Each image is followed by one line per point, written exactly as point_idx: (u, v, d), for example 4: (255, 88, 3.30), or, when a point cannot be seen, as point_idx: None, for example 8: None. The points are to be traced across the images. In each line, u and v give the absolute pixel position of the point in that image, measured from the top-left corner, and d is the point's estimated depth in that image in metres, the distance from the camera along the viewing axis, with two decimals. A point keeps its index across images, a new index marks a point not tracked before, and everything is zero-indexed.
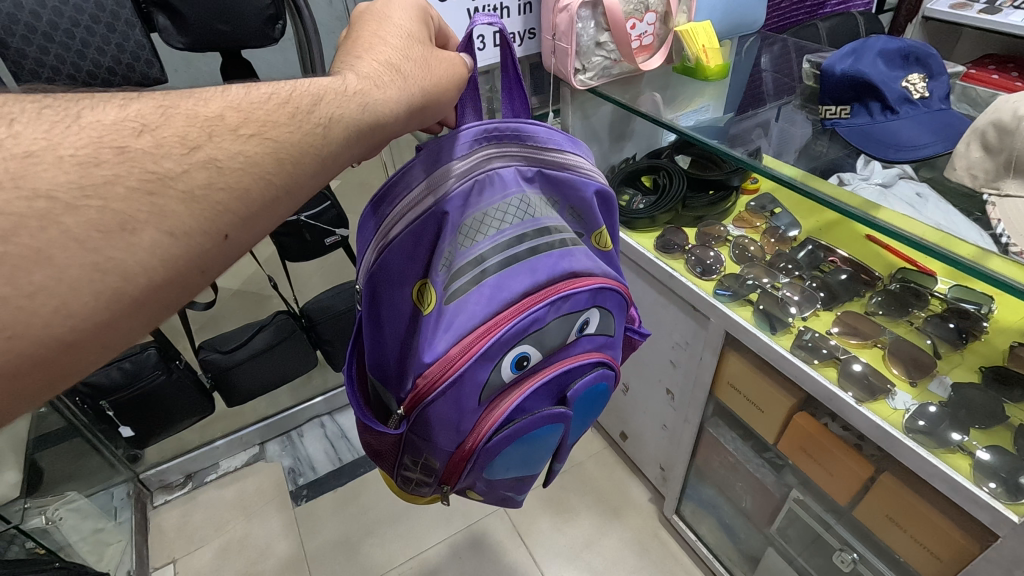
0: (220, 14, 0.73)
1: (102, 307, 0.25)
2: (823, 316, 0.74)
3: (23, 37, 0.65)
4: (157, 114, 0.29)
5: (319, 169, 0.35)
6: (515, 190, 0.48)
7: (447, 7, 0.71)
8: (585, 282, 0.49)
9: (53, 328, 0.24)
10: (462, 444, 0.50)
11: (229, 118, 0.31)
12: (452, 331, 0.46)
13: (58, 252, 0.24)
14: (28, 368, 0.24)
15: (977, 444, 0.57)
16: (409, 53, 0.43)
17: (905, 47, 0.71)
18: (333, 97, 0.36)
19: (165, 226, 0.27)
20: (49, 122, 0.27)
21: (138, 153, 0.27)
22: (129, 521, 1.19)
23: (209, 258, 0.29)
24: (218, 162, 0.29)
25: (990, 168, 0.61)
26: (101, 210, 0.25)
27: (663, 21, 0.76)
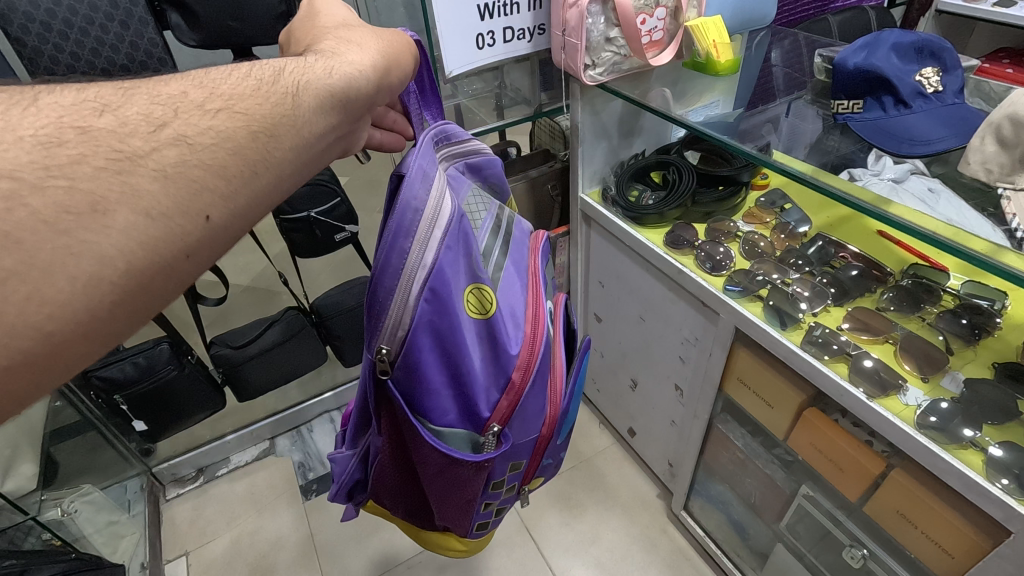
0: (232, 10, 0.75)
1: (81, 295, 0.25)
2: (834, 312, 0.74)
3: (39, 35, 0.70)
4: (117, 96, 0.30)
5: (301, 138, 0.35)
6: (466, 186, 0.52)
7: (456, 3, 0.70)
8: (541, 235, 0.63)
9: (31, 316, 0.24)
10: (544, 422, 0.59)
11: (192, 95, 0.32)
12: (514, 317, 0.53)
13: (28, 237, 0.24)
14: (18, 361, 0.24)
15: (990, 440, 0.57)
16: (356, 28, 0.44)
17: (918, 41, 0.70)
18: (297, 68, 0.37)
19: (140, 207, 0.27)
20: (5, 103, 0.27)
21: (100, 132, 0.28)
22: (142, 514, 1.20)
23: (193, 240, 0.29)
24: (188, 138, 0.30)
25: (1005, 162, 0.59)
26: (68, 190, 0.25)
27: (673, 16, 0.76)
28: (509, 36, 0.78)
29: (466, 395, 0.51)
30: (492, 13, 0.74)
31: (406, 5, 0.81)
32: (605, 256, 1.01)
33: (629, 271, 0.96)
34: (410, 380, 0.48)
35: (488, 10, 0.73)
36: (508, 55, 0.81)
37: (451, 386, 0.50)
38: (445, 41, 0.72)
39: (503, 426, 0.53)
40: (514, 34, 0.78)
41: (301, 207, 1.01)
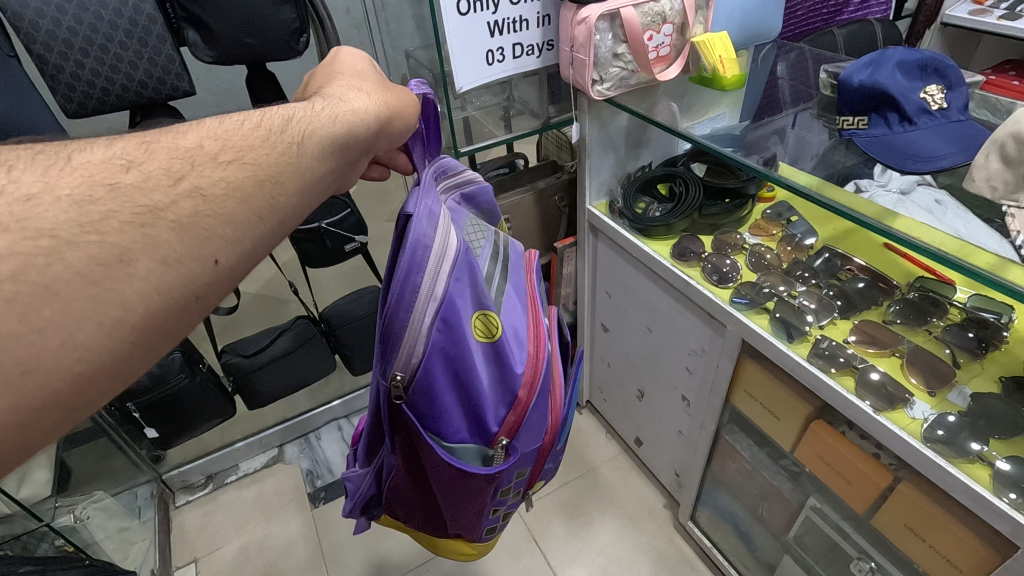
0: (247, 27, 0.78)
1: (105, 337, 0.27)
2: (840, 325, 0.74)
3: (60, 52, 0.73)
4: (141, 151, 0.31)
5: (303, 188, 0.36)
6: (467, 218, 0.55)
7: (467, 20, 0.72)
8: (536, 255, 0.66)
9: (63, 361, 0.25)
10: (548, 432, 0.61)
11: (207, 147, 0.33)
12: (518, 340, 0.55)
13: (63, 288, 0.25)
14: (52, 401, 0.26)
15: (998, 454, 0.57)
16: (368, 77, 0.45)
17: (922, 58, 0.70)
18: (304, 116, 0.38)
19: (158, 254, 0.28)
20: (43, 165, 0.28)
21: (128, 188, 0.29)
22: (152, 520, 1.21)
23: (204, 283, 0.30)
24: (202, 190, 0.31)
25: (1010, 179, 0.58)
26: (99, 243, 0.27)
27: (680, 32, 0.77)
28: (520, 53, 0.79)
29: (477, 413, 0.53)
30: (502, 30, 0.75)
31: (416, 21, 0.83)
32: (613, 267, 1.01)
33: (635, 282, 0.97)
34: (426, 402, 0.51)
35: (499, 26, 0.75)
36: (518, 70, 0.82)
37: (463, 406, 0.53)
38: (455, 59, 0.74)
39: (511, 440, 0.56)
40: (524, 50, 0.79)
41: (312, 218, 1.02)
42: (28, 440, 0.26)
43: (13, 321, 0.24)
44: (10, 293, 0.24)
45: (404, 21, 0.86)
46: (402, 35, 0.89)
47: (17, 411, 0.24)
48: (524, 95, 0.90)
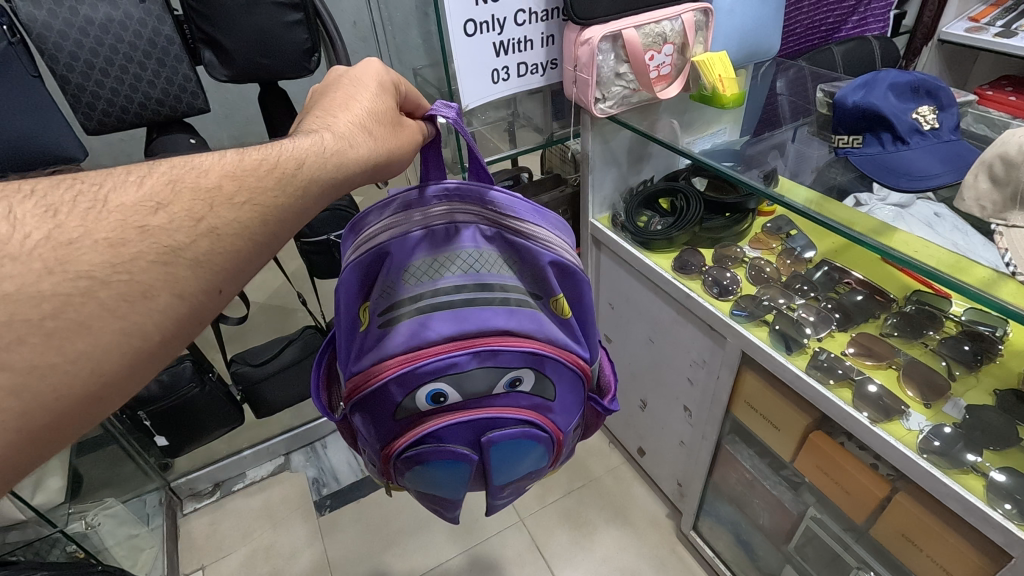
0: (261, 48, 0.80)
1: (128, 364, 0.31)
2: (838, 337, 0.76)
3: (82, 72, 0.75)
4: (168, 191, 0.34)
5: (297, 224, 0.40)
6: (469, 246, 0.48)
7: (474, 41, 0.74)
8: (518, 341, 0.48)
9: (90, 384, 0.29)
10: (381, 450, 0.52)
11: (225, 187, 0.36)
12: (377, 352, 0.48)
13: (95, 322, 0.29)
14: (75, 418, 0.30)
15: (991, 465, 0.58)
16: (384, 112, 0.45)
17: (914, 80, 0.73)
18: (314, 160, 0.40)
19: (175, 289, 0.32)
20: (85, 207, 0.31)
21: (156, 230, 0.32)
22: (161, 527, 1.23)
23: (206, 310, 0.34)
24: (218, 231, 0.34)
25: (997, 200, 0.60)
26: (128, 282, 0.30)
27: (680, 52, 0.79)
28: (524, 71, 0.81)
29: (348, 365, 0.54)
30: (507, 50, 0.78)
31: (423, 40, 0.85)
32: (615, 278, 1.03)
33: (638, 294, 0.99)
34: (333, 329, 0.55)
35: (504, 46, 0.77)
36: (521, 88, 0.84)
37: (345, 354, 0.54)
38: (461, 78, 0.76)
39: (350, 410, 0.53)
40: (529, 69, 0.82)
41: (321, 231, 1.05)
42: (62, 441, 0.30)
43: (51, 354, 0.28)
44: (51, 328, 0.28)
45: (412, 39, 0.89)
46: (411, 53, 0.92)
47: (47, 428, 0.29)
48: (528, 111, 0.92)
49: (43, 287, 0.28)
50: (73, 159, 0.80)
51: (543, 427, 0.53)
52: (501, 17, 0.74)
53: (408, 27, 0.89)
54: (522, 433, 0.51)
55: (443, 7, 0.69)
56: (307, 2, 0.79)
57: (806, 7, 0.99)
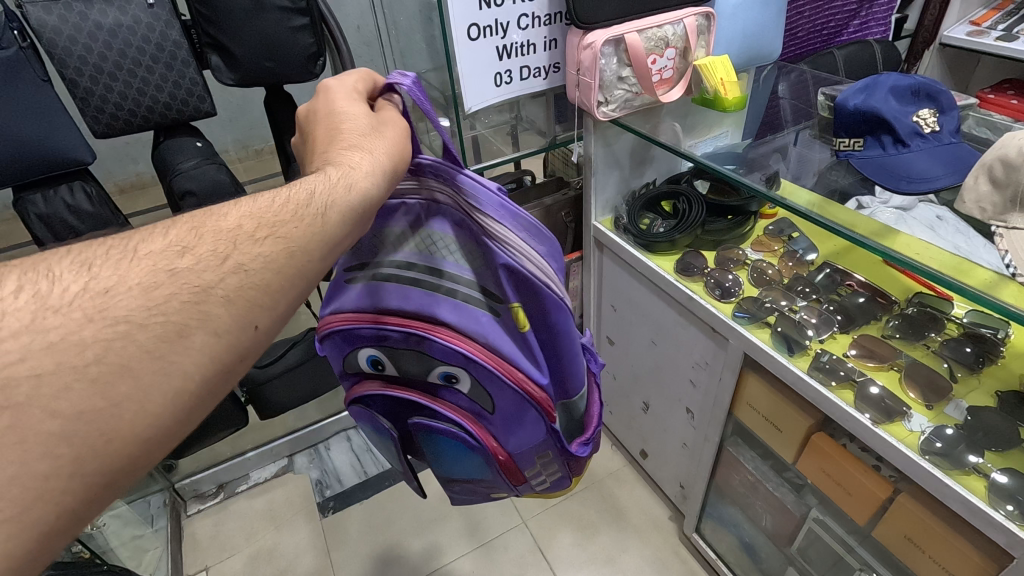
0: (267, 52, 0.81)
1: (170, 404, 0.31)
2: (840, 339, 0.76)
3: (91, 77, 0.76)
4: (191, 236, 0.35)
5: (331, 253, 0.40)
6: (435, 228, 0.49)
7: (478, 45, 0.75)
8: (451, 337, 0.49)
9: (138, 428, 0.30)
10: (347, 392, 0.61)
11: (246, 227, 0.37)
12: (335, 300, 0.53)
13: (137, 365, 0.30)
14: (125, 463, 0.30)
15: (993, 466, 0.58)
16: (363, 127, 0.45)
17: (915, 83, 0.73)
18: (324, 189, 0.40)
19: (211, 327, 0.33)
20: (115, 259, 0.33)
21: (184, 271, 0.33)
22: (165, 528, 1.24)
23: (246, 347, 0.35)
24: (245, 266, 0.35)
25: (997, 202, 0.60)
26: (164, 323, 0.31)
27: (683, 56, 0.80)
28: (526, 74, 0.82)
29: None
30: (510, 53, 0.78)
31: (427, 43, 0.86)
32: (618, 281, 1.04)
33: (641, 296, 0.99)
34: None
35: (507, 50, 0.78)
36: (524, 91, 0.85)
37: None
38: (465, 81, 0.77)
39: None
40: (531, 72, 0.82)
41: None
42: (115, 489, 0.30)
43: (97, 399, 0.28)
44: (95, 374, 0.29)
45: (416, 43, 0.90)
46: (414, 57, 0.93)
47: (98, 474, 0.29)
48: (531, 114, 0.93)
49: (85, 334, 0.29)
50: (82, 161, 0.81)
51: (476, 436, 0.55)
52: (505, 21, 0.75)
53: (412, 32, 0.90)
54: (449, 432, 0.55)
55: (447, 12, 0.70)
56: (312, 7, 0.80)
57: (808, 11, 0.99)
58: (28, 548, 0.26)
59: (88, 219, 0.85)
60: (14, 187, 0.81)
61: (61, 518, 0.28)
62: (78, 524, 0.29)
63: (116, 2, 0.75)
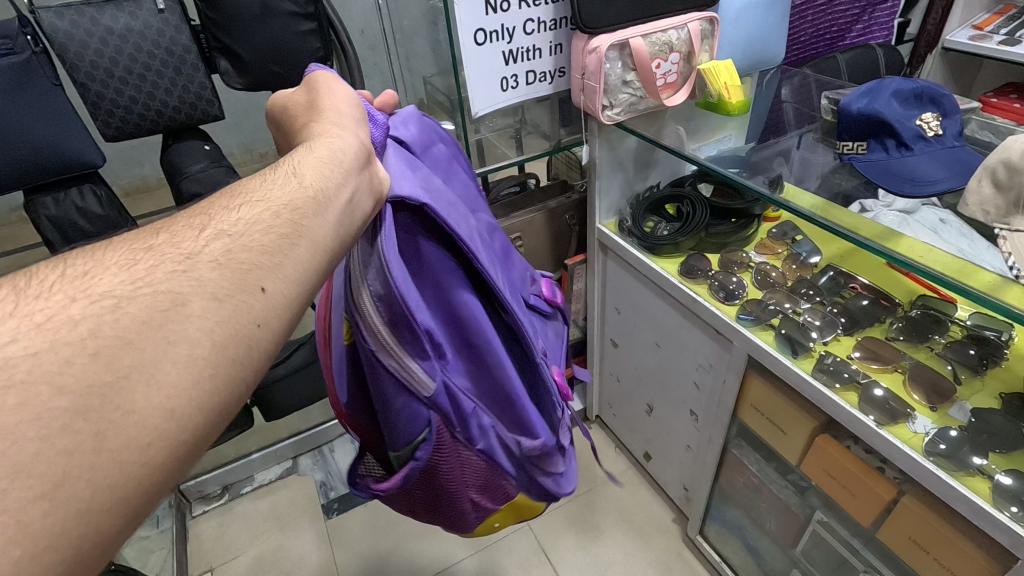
0: (275, 56, 0.82)
1: (185, 374, 0.28)
2: (844, 341, 0.76)
3: (102, 81, 0.77)
4: (165, 221, 0.36)
5: (324, 204, 0.38)
6: None
7: (484, 49, 0.76)
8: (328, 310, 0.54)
9: (157, 401, 0.26)
10: None
11: (220, 203, 0.37)
12: None
13: (137, 337, 0.27)
14: (159, 437, 0.26)
15: (998, 468, 0.59)
16: (307, 111, 0.46)
17: (918, 87, 0.74)
18: (289, 158, 0.41)
19: (208, 292, 0.30)
20: (92, 249, 0.33)
21: (160, 245, 0.33)
22: (170, 529, 1.24)
23: (261, 311, 0.32)
24: (226, 231, 0.34)
25: (1001, 205, 0.61)
26: (153, 293, 0.29)
27: (687, 60, 0.80)
28: (532, 78, 0.83)
29: None
30: (517, 58, 0.79)
31: (433, 47, 0.87)
32: (622, 284, 1.04)
33: (644, 298, 1.00)
34: None
35: (513, 54, 0.79)
36: (529, 96, 0.85)
37: None
38: (471, 84, 0.77)
39: None
40: (538, 76, 0.83)
41: None
42: (162, 470, 0.26)
43: (103, 372, 0.26)
44: (94, 349, 0.26)
45: (422, 48, 0.90)
46: (420, 61, 0.94)
47: (127, 449, 0.25)
48: (537, 118, 0.93)
49: (73, 313, 0.27)
50: (92, 164, 0.82)
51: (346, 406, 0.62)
52: (511, 26, 0.76)
53: (416, 37, 0.91)
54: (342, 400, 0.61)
55: (455, 17, 0.71)
56: (319, 12, 0.81)
57: (811, 15, 1.00)
58: (63, 527, 0.23)
59: (97, 221, 0.86)
60: (24, 189, 0.81)
61: (98, 501, 0.24)
62: (123, 510, 0.25)
63: (127, 7, 0.76)
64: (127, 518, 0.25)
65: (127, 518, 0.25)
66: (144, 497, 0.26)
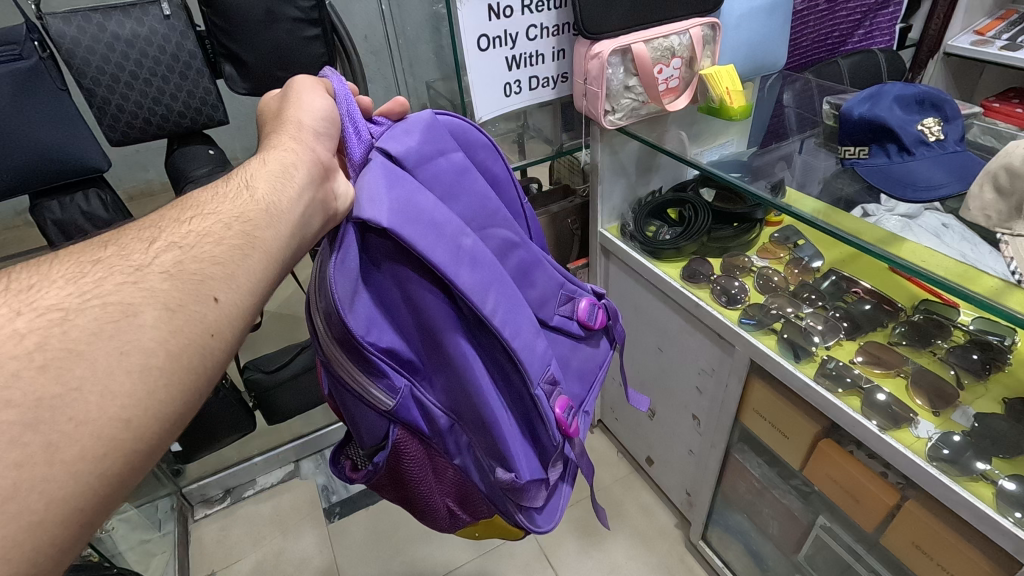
0: (278, 62, 0.82)
1: (138, 383, 0.30)
2: (847, 345, 0.77)
3: (109, 86, 0.78)
4: (113, 233, 0.39)
5: (275, 216, 0.42)
6: None
7: (487, 56, 0.76)
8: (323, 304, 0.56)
9: (109, 409, 0.29)
10: None
11: (171, 215, 0.41)
12: None
13: (87, 348, 0.30)
14: (113, 446, 0.29)
15: (1001, 473, 0.58)
16: (274, 117, 0.49)
17: (919, 93, 0.74)
18: (245, 173, 0.45)
19: (160, 303, 0.33)
20: (37, 262, 0.35)
21: (108, 257, 0.36)
22: (173, 533, 1.25)
23: (213, 321, 0.35)
24: (177, 243, 0.37)
25: (1003, 210, 0.61)
26: (103, 306, 0.32)
27: (689, 65, 0.81)
28: (535, 84, 0.83)
29: None
30: (520, 64, 0.80)
31: (437, 53, 0.87)
32: (624, 288, 1.05)
33: (647, 303, 0.99)
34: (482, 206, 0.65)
35: (517, 60, 0.79)
36: (532, 102, 0.86)
37: None
38: (474, 89, 0.78)
39: None
40: (540, 82, 0.84)
41: None
42: (115, 479, 0.29)
43: (53, 384, 0.28)
44: (42, 361, 0.29)
45: (425, 54, 0.91)
46: (423, 67, 0.94)
47: (82, 460, 0.28)
48: (539, 123, 0.94)
49: (17, 327, 0.30)
50: (98, 168, 0.82)
51: None
52: (514, 32, 0.76)
53: (420, 42, 0.91)
54: None
55: (458, 24, 0.71)
56: (323, 18, 0.82)
57: (813, 20, 1.00)
58: (16, 540, 0.25)
59: (104, 226, 0.87)
60: (30, 193, 0.82)
61: (52, 512, 0.27)
62: (78, 518, 0.28)
63: (133, 13, 0.77)
64: (79, 525, 0.28)
65: (81, 526, 0.28)
66: (96, 503, 0.28)
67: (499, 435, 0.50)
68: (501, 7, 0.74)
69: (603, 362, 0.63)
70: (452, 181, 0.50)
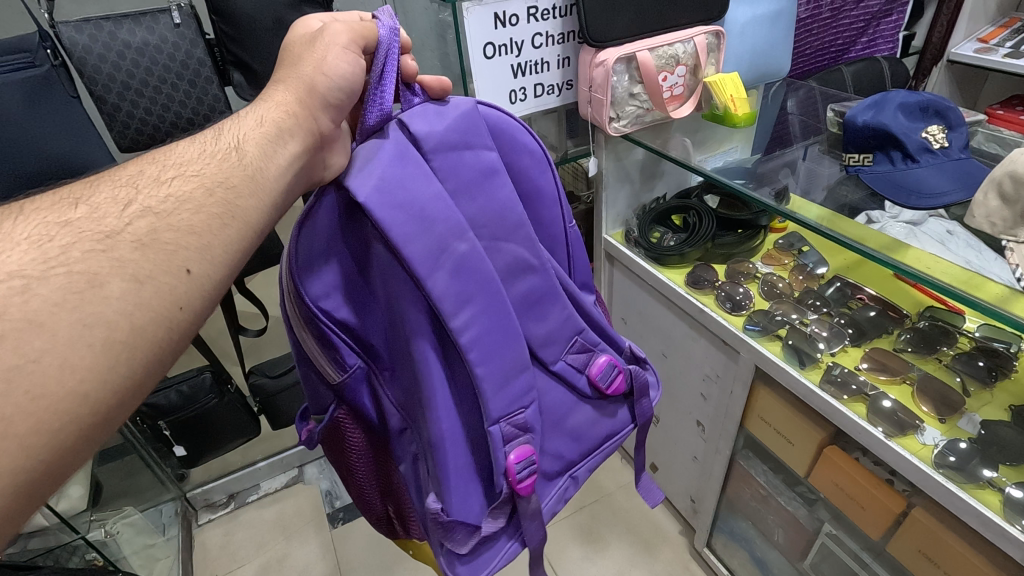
0: None
1: (99, 357, 0.31)
2: (852, 352, 0.77)
3: (119, 93, 0.79)
4: (85, 190, 0.38)
5: (259, 183, 0.42)
6: None
7: (493, 64, 0.77)
8: None
9: (67, 382, 0.30)
10: None
11: (148, 172, 0.40)
12: None
13: (48, 320, 0.30)
14: (68, 421, 0.30)
15: (1008, 480, 0.58)
16: (284, 61, 0.48)
17: (924, 100, 0.74)
18: (236, 128, 0.44)
19: (128, 275, 0.33)
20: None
21: (78, 221, 0.35)
22: (176, 538, 1.24)
23: (184, 294, 0.36)
24: (153, 209, 0.37)
25: (1008, 216, 0.59)
26: (67, 275, 0.32)
27: (692, 73, 0.82)
28: (541, 92, 0.84)
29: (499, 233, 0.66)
30: (525, 71, 0.80)
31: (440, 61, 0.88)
32: (627, 292, 1.05)
33: (652, 309, 1.00)
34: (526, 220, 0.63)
35: (522, 68, 0.80)
36: (538, 108, 0.86)
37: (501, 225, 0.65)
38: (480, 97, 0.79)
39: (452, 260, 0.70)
40: (546, 89, 0.84)
41: None
42: (67, 452, 0.30)
43: (11, 355, 0.29)
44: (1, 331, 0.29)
45: (429, 62, 0.91)
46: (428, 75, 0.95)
47: (34, 434, 0.29)
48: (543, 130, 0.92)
49: None
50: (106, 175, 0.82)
51: None
52: (520, 40, 0.77)
53: (425, 50, 0.91)
54: None
55: (464, 32, 0.72)
56: None
57: (815, 28, 1.01)
58: None
59: None
60: None
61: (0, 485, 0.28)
62: (27, 490, 0.29)
63: (144, 22, 0.78)
64: (26, 496, 0.29)
65: (25, 498, 0.29)
66: (44, 473, 0.29)
67: (443, 459, 0.51)
68: (508, 15, 0.75)
69: (602, 429, 0.62)
70: (472, 178, 0.49)
